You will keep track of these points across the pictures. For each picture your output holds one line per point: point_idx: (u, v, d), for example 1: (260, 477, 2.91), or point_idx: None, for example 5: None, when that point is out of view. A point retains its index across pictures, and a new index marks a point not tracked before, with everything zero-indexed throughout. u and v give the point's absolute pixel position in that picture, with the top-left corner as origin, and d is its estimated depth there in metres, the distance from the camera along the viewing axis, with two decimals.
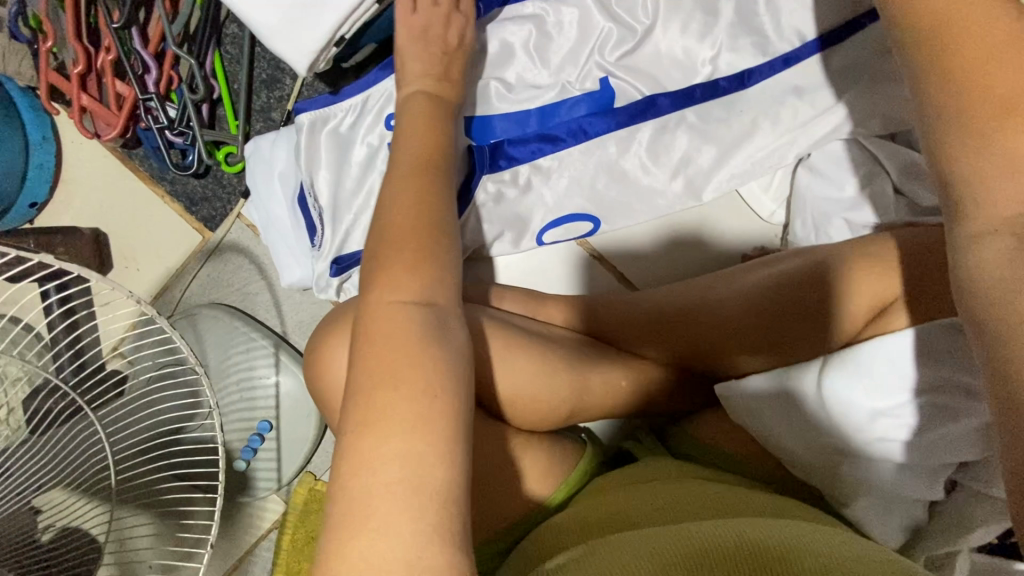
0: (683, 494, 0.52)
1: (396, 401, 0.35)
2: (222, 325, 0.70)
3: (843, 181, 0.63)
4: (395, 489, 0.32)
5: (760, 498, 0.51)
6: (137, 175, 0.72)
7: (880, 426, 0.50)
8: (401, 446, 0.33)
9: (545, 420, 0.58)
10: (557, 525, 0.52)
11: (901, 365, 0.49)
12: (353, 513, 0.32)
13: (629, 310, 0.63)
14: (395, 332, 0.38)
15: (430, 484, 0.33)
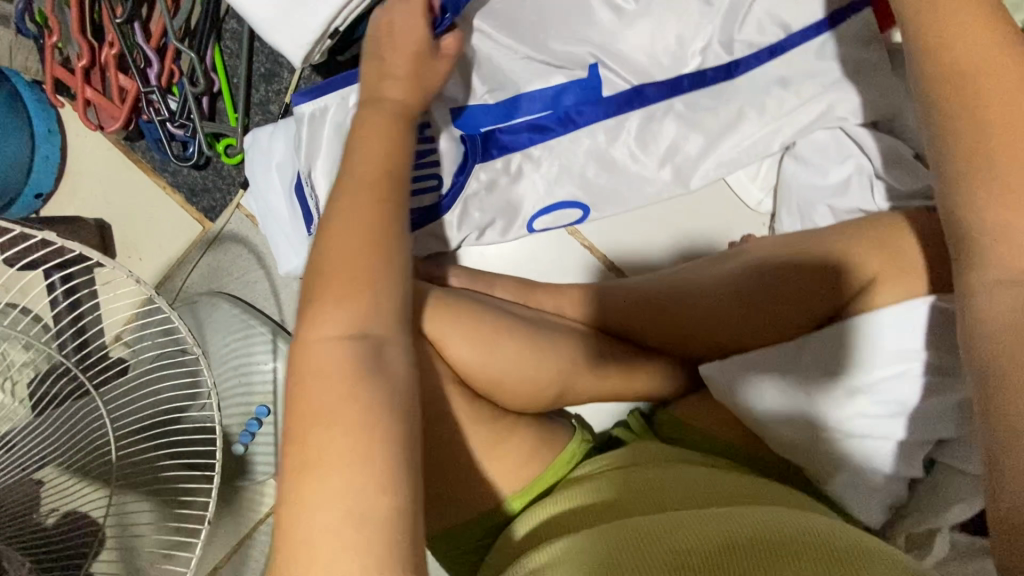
0: (667, 479, 0.53)
1: (332, 441, 0.37)
2: (221, 311, 0.72)
3: (827, 169, 0.64)
4: (338, 526, 0.35)
5: (743, 484, 0.53)
6: (140, 167, 0.74)
7: (866, 402, 0.52)
8: (341, 483, 0.35)
9: (534, 402, 0.60)
10: (521, 531, 0.54)
11: (888, 340, 0.52)
12: (299, 554, 0.34)
13: (617, 294, 0.65)
14: (335, 367, 0.40)
15: (373, 516, 0.35)
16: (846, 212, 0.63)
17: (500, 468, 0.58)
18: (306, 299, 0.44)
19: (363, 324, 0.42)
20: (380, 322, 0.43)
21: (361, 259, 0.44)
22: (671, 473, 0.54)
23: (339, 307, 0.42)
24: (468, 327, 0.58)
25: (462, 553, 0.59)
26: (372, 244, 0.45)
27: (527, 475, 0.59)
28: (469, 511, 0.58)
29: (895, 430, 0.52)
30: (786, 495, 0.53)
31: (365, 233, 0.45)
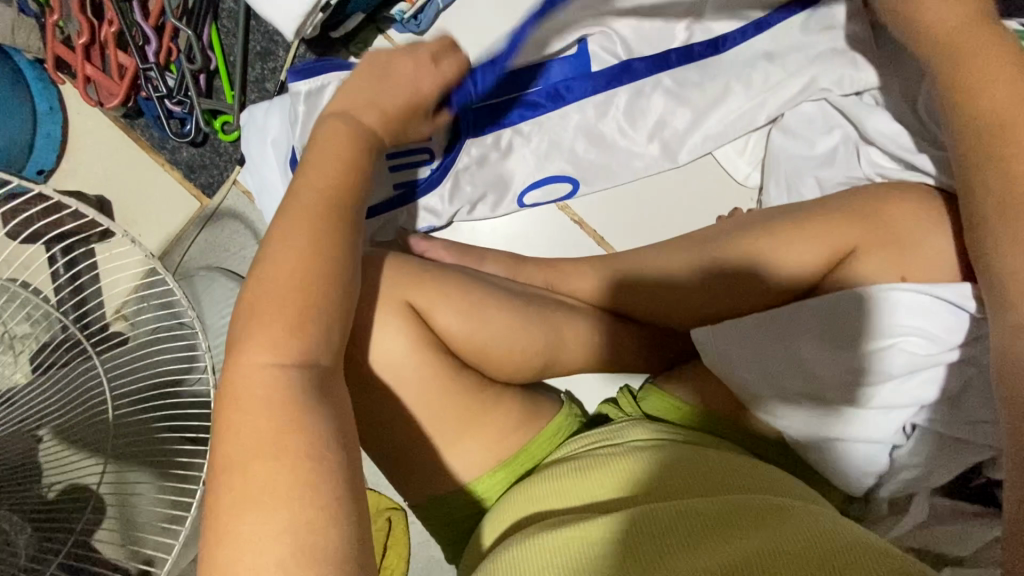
0: (645, 460, 0.54)
1: (267, 473, 0.39)
2: (218, 286, 0.73)
3: (815, 140, 0.67)
4: (271, 555, 0.37)
5: (738, 470, 0.53)
6: (138, 144, 0.76)
7: (868, 373, 0.52)
8: (275, 515, 0.38)
9: (521, 372, 0.61)
10: (485, 535, 0.55)
11: (891, 315, 0.52)
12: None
13: (606, 268, 0.66)
14: (267, 394, 0.41)
15: (306, 544, 0.37)
16: (833, 181, 0.65)
17: (490, 433, 0.59)
18: (239, 326, 0.44)
19: (302, 349, 0.43)
20: (317, 349, 0.44)
21: (295, 278, 0.44)
22: (672, 457, 0.55)
23: (272, 334, 0.43)
24: (457, 297, 0.59)
25: (449, 520, 0.60)
26: (312, 256, 0.45)
27: (514, 443, 0.60)
28: (457, 477, 0.59)
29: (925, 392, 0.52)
30: (759, 469, 0.54)
31: (305, 246, 0.45)
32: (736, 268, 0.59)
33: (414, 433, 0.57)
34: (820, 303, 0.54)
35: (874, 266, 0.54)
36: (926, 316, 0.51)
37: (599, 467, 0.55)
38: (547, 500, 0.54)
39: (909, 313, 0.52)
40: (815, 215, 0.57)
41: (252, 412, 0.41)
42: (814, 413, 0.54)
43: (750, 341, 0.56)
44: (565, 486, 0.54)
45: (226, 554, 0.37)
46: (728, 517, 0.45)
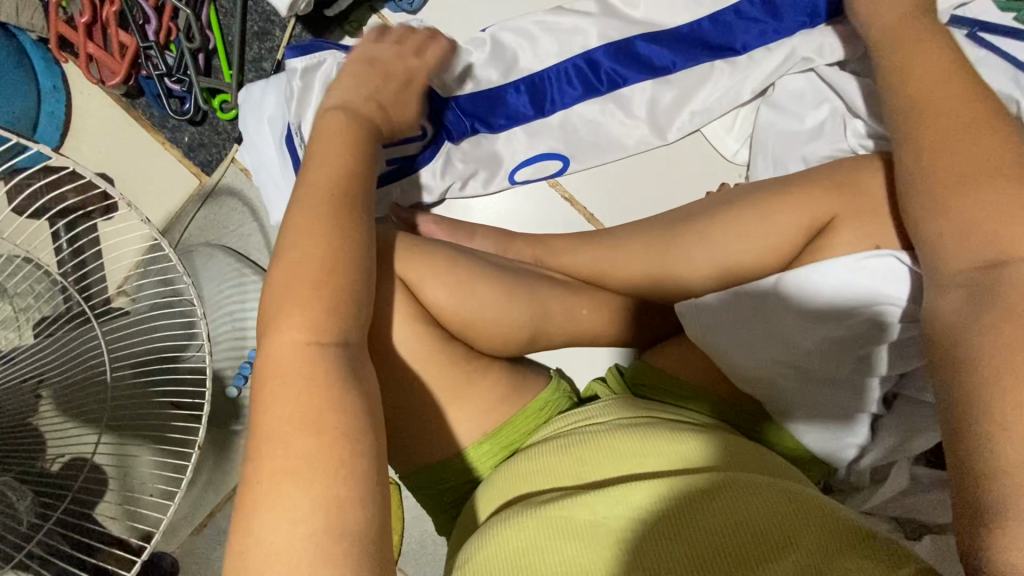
0: (640, 430, 0.54)
1: (300, 443, 0.39)
2: (217, 261, 0.75)
3: (803, 114, 0.69)
4: (298, 528, 0.37)
5: (731, 443, 0.54)
6: (139, 123, 0.77)
7: (841, 346, 0.53)
8: (304, 490, 0.38)
9: (507, 344, 0.62)
10: (477, 515, 0.56)
11: (856, 284, 0.51)
12: (262, 558, 0.37)
13: (592, 242, 0.67)
14: (273, 374, 0.42)
15: (335, 520, 0.37)
16: (819, 153, 0.67)
17: (478, 402, 0.60)
18: (271, 304, 0.45)
19: (309, 320, 0.43)
20: (312, 322, 0.43)
21: (298, 263, 0.45)
22: (666, 428, 0.54)
23: (289, 316, 0.43)
24: (445, 267, 0.60)
25: (437, 489, 0.61)
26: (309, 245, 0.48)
27: (502, 412, 0.61)
28: (444, 446, 0.60)
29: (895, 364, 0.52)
30: (761, 455, 0.54)
31: (311, 228, 0.46)
32: (723, 243, 0.58)
33: (401, 401, 0.58)
34: (797, 279, 0.53)
35: (857, 233, 0.53)
36: (895, 283, 0.51)
37: (593, 443, 0.54)
38: (539, 477, 0.53)
39: (871, 282, 0.51)
40: (797, 186, 0.57)
41: (261, 389, 0.42)
42: (796, 386, 0.55)
43: (732, 319, 0.56)
44: (553, 463, 0.54)
45: (256, 526, 0.38)
46: (715, 498, 0.46)
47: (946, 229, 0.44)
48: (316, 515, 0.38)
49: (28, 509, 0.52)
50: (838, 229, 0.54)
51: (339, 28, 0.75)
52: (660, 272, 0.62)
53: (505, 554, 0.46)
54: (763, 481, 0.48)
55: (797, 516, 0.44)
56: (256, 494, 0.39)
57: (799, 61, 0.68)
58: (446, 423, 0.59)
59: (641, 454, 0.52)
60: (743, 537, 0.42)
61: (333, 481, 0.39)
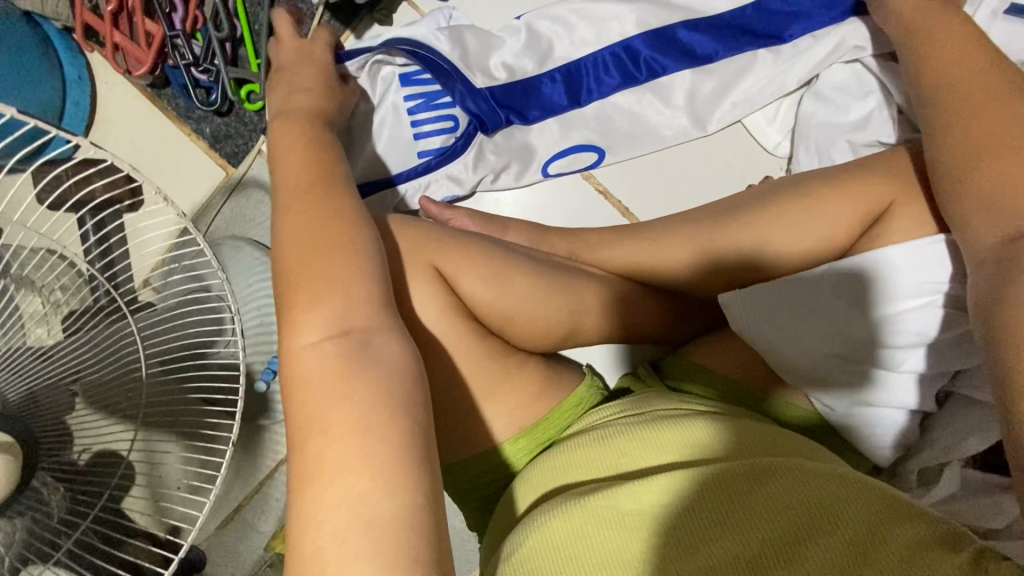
0: (682, 419, 0.53)
1: (336, 429, 0.39)
2: (244, 255, 0.74)
3: (847, 106, 0.67)
4: (351, 515, 0.37)
5: (777, 433, 0.52)
6: (164, 114, 0.76)
7: (893, 332, 0.51)
8: (352, 475, 0.37)
9: (545, 340, 0.61)
10: (514, 510, 0.55)
11: (909, 269, 0.51)
12: (313, 545, 0.37)
13: (629, 236, 0.65)
14: (316, 371, 0.41)
15: (385, 507, 0.37)
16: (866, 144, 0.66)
17: (516, 399, 0.59)
18: (290, 292, 0.43)
19: (350, 311, 0.43)
20: (358, 318, 0.43)
21: (343, 257, 0.44)
22: (709, 418, 0.53)
23: (325, 310, 0.42)
24: (483, 260, 0.58)
25: (472, 486, 0.60)
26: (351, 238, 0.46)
27: (540, 409, 0.60)
28: (482, 442, 0.59)
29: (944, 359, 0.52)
30: (806, 444, 0.52)
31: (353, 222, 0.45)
32: (770, 238, 0.57)
33: (439, 398, 0.57)
34: (847, 264, 0.53)
35: (911, 224, 0.52)
36: (947, 267, 0.50)
37: (630, 432, 0.53)
38: (577, 468, 0.52)
39: (923, 266, 0.50)
40: (846, 178, 0.55)
41: (302, 379, 0.41)
42: (844, 374, 0.54)
43: (778, 304, 0.55)
44: (590, 454, 0.53)
45: (303, 517, 0.37)
46: (768, 485, 0.44)
47: (1007, 224, 0.42)
48: (370, 506, 0.37)
49: (60, 504, 0.52)
50: (892, 221, 0.53)
51: (370, 16, 0.73)
52: (701, 266, 0.61)
53: (549, 545, 0.45)
54: (815, 466, 0.46)
55: (856, 501, 0.42)
56: (306, 486, 0.38)
57: (850, 50, 0.66)
58: (483, 420, 0.58)
59: (684, 444, 0.50)
60: (794, 523, 0.41)
61: (383, 474, 0.38)
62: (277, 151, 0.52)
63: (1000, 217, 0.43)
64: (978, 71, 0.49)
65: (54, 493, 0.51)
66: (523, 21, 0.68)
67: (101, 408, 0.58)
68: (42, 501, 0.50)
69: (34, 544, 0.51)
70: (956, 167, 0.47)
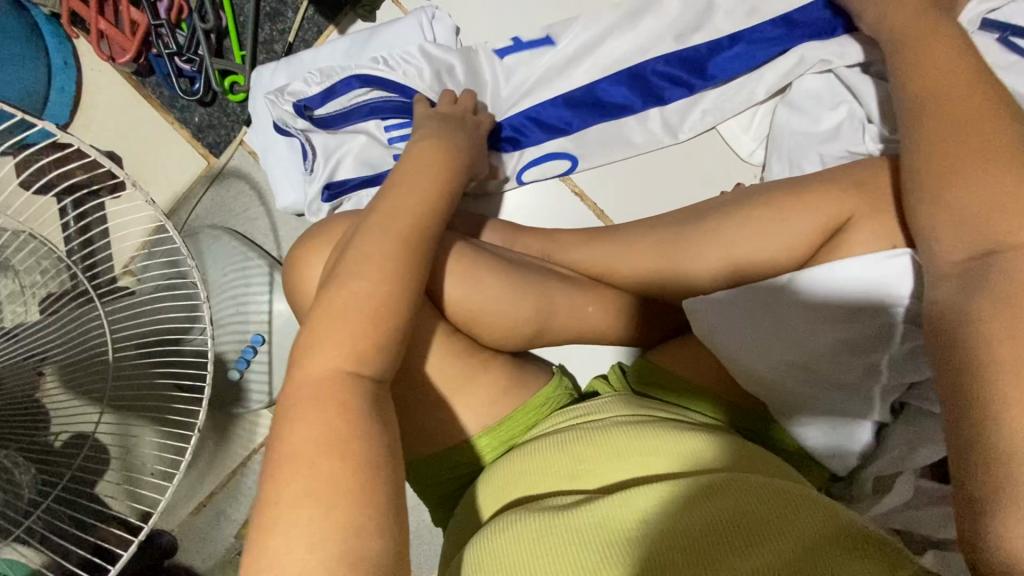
0: (633, 429, 0.53)
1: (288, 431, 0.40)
2: (222, 244, 0.75)
3: (819, 116, 0.67)
4: (307, 515, 0.37)
5: (733, 443, 0.53)
6: (147, 102, 0.77)
7: (849, 346, 0.52)
8: (308, 476, 0.38)
9: (511, 339, 0.62)
10: (471, 517, 0.55)
11: (868, 286, 0.50)
12: (266, 546, 0.37)
13: (601, 239, 0.65)
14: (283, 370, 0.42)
15: (339, 505, 0.37)
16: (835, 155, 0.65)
17: (478, 397, 0.59)
18: None
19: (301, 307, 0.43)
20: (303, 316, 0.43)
21: (356, 254, 0.46)
22: (664, 427, 0.53)
23: None
24: (447, 259, 0.58)
25: (435, 481, 0.60)
26: None
27: (502, 408, 0.60)
28: (445, 437, 0.59)
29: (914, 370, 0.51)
30: (755, 450, 0.53)
31: (388, 216, 0.48)
32: (740, 249, 0.56)
33: (402, 392, 0.57)
34: (810, 279, 0.52)
35: (872, 235, 0.52)
36: (912, 285, 0.49)
37: (586, 440, 0.53)
38: (533, 476, 0.53)
39: (884, 283, 0.50)
40: (813, 185, 0.55)
41: None
42: (803, 387, 0.54)
43: (741, 319, 0.55)
44: (544, 461, 0.53)
45: (262, 521, 0.38)
46: (714, 498, 0.44)
47: (974, 234, 0.39)
48: (323, 506, 0.37)
49: (30, 485, 0.53)
50: (853, 231, 0.52)
51: (353, 11, 0.73)
52: (668, 271, 0.61)
53: (498, 560, 0.45)
54: (762, 477, 0.47)
55: (797, 514, 0.42)
56: (263, 481, 0.39)
57: (815, 63, 0.67)
58: (443, 417, 0.59)
59: (637, 452, 0.51)
60: (736, 535, 0.41)
61: (339, 472, 0.38)
62: None
63: (936, 208, 0.42)
64: (956, 67, 0.47)
65: (24, 474, 0.52)
66: (506, 63, 0.71)
67: (71, 394, 0.59)
68: (14, 482, 0.51)
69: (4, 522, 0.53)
70: (905, 171, 0.46)
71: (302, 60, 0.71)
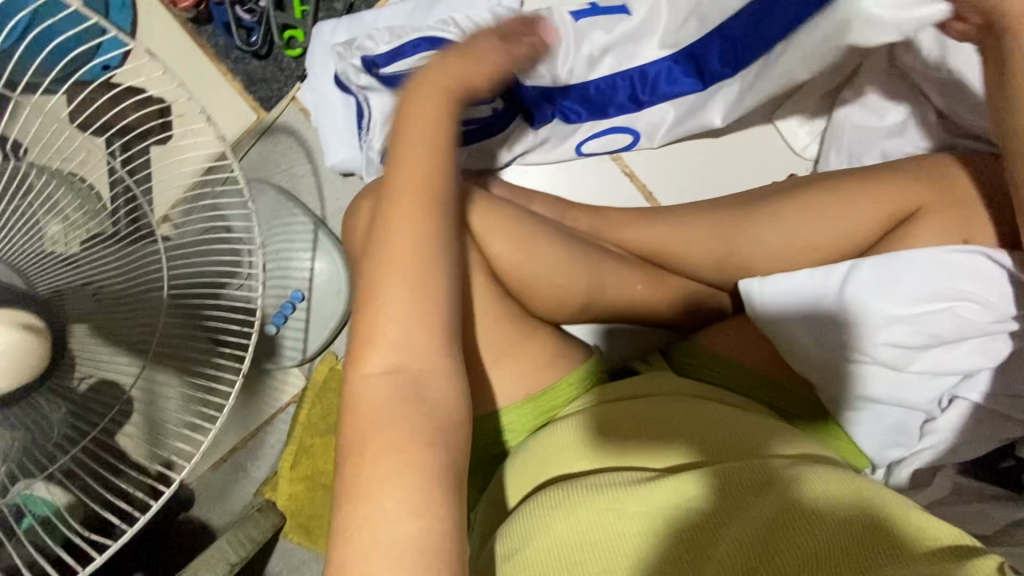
0: (670, 414, 0.54)
1: (381, 409, 0.42)
2: (268, 198, 0.74)
3: (883, 112, 0.69)
4: (385, 483, 0.39)
5: (772, 425, 0.54)
6: (202, 49, 0.76)
7: (914, 333, 0.52)
8: (384, 445, 0.40)
9: (558, 308, 0.63)
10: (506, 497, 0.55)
11: (949, 281, 0.51)
12: (348, 523, 0.39)
13: (652, 219, 0.65)
14: (372, 331, 0.44)
15: (416, 470, 0.40)
16: (901, 149, 0.68)
17: (525, 365, 0.59)
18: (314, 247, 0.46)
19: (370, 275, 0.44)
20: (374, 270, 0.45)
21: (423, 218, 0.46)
22: (707, 412, 0.54)
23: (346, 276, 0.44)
24: (506, 225, 0.59)
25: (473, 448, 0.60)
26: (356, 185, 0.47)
27: (548, 378, 0.60)
28: (486, 403, 0.59)
29: (973, 358, 0.53)
30: (792, 436, 0.53)
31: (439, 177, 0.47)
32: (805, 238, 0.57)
33: None
34: (878, 263, 0.53)
35: (934, 227, 0.53)
36: (979, 278, 0.51)
37: (640, 416, 0.54)
38: (566, 453, 0.53)
39: (952, 276, 0.51)
40: (874, 176, 0.56)
41: (363, 368, 0.43)
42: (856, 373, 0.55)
43: (797, 304, 0.55)
44: (591, 442, 0.53)
45: (365, 501, 0.39)
46: (759, 488, 0.45)
47: None
48: (400, 468, 0.40)
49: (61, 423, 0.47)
50: (923, 222, 0.53)
51: None
52: (722, 254, 0.61)
53: (539, 535, 0.45)
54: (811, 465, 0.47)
55: (835, 500, 0.43)
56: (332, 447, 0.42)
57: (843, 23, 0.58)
58: (490, 382, 0.58)
59: (676, 433, 0.52)
60: (775, 524, 0.42)
61: (409, 445, 0.40)
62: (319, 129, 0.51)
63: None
64: None
65: (55, 411, 0.46)
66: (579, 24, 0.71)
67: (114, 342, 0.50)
68: (44, 419, 0.45)
69: (25, 463, 0.46)
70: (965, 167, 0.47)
71: (363, 18, 0.71)
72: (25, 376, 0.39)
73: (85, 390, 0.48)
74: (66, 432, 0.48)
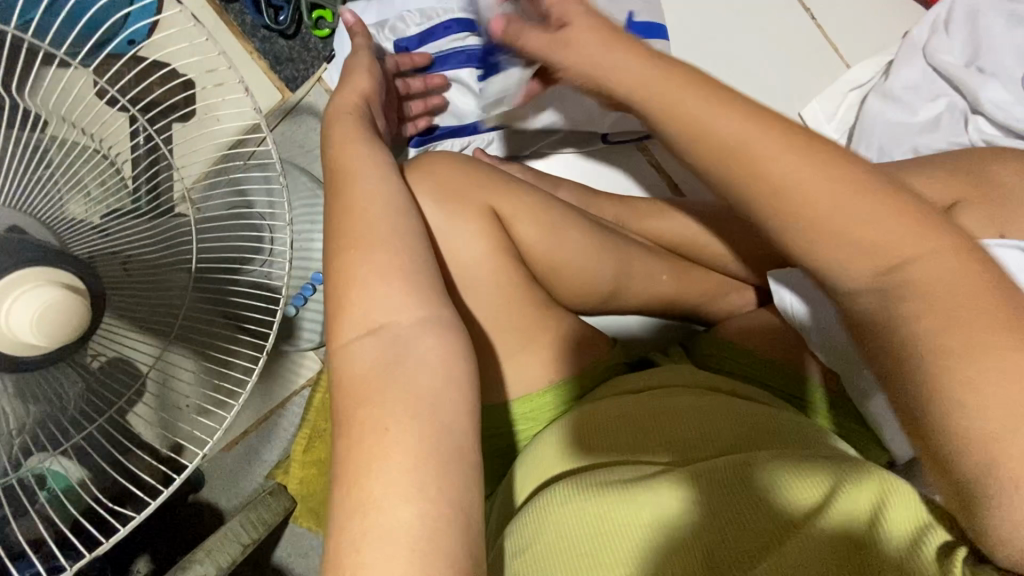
0: (680, 407, 0.53)
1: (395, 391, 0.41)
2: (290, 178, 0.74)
3: (917, 107, 0.76)
4: (396, 467, 0.39)
5: (793, 418, 0.53)
6: (227, 24, 0.74)
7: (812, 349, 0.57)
8: (394, 428, 0.40)
9: (584, 296, 0.62)
10: (520, 486, 0.54)
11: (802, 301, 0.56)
12: (354, 508, 0.38)
13: (677, 210, 0.67)
14: (404, 309, 0.44)
15: (429, 451, 0.40)
16: (935, 143, 0.75)
17: (551, 351, 0.59)
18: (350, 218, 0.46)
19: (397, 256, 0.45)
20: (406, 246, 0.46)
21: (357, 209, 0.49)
22: (720, 404, 0.53)
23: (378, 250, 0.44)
24: (536, 208, 0.59)
25: (492, 437, 0.59)
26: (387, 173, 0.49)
27: (573, 364, 0.60)
28: (509, 389, 0.58)
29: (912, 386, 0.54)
30: (809, 428, 0.52)
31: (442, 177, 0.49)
32: None
33: (475, 336, 0.57)
34: (786, 280, 0.58)
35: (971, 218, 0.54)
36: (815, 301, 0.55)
37: (653, 408, 0.53)
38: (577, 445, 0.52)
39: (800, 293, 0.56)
40: (903, 169, 0.58)
41: (371, 354, 0.43)
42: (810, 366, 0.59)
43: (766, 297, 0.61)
44: (603, 436, 0.52)
45: (376, 482, 0.38)
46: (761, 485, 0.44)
47: None
48: (413, 446, 0.39)
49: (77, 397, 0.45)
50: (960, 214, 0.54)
51: None
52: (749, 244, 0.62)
53: (546, 534, 0.45)
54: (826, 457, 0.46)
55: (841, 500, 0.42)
56: (353, 423, 0.40)
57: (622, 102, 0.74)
58: (515, 367, 0.58)
59: (680, 426, 0.51)
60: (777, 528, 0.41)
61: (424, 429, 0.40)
62: (357, 125, 0.54)
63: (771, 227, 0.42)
64: None
65: (71, 384, 0.44)
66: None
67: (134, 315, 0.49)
68: (61, 394, 0.44)
69: (38, 437, 0.44)
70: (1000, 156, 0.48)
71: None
72: (61, 336, 0.38)
73: (98, 366, 0.46)
74: (79, 409, 0.46)
